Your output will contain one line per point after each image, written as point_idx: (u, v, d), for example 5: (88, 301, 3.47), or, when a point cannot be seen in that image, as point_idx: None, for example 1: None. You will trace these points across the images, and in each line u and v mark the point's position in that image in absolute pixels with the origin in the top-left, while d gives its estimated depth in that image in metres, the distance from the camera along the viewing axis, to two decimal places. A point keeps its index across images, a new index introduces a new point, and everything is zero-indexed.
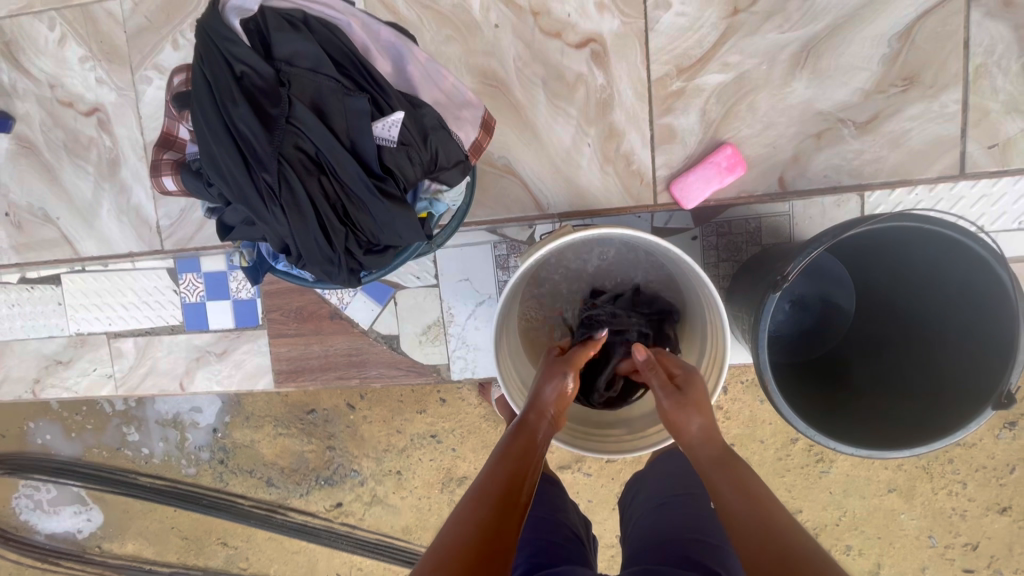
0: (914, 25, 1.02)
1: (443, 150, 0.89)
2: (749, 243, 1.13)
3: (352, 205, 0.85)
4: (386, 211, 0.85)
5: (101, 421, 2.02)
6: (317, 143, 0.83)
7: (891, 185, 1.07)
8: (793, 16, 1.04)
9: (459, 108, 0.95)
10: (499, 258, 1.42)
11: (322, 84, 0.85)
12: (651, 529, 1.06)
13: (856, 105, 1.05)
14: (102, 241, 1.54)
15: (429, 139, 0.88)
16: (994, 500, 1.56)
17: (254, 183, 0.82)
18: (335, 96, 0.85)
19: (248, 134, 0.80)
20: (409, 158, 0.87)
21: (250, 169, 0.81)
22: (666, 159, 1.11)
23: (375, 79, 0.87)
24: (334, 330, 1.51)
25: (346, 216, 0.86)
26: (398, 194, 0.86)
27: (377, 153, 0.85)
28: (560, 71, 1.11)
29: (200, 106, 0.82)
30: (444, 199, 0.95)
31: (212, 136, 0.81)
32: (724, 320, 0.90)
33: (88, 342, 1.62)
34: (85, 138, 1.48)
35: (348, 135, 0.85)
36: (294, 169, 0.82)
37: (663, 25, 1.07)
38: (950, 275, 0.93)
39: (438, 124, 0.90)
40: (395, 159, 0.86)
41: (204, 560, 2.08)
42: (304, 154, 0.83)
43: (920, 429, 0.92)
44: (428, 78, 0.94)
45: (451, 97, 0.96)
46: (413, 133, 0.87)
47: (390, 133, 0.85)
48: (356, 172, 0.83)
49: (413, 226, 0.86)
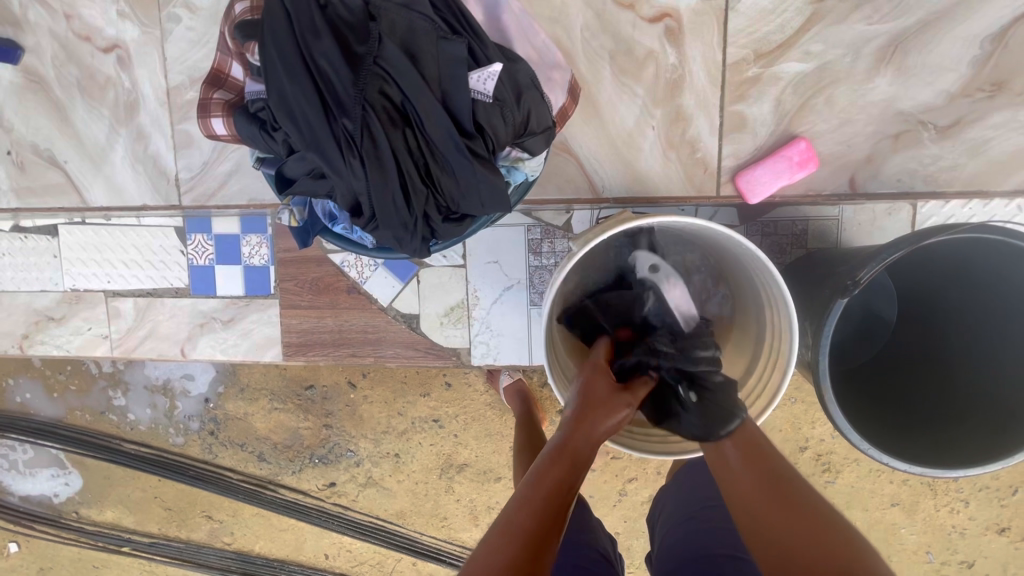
0: (1008, 28, 0.97)
1: (536, 113, 0.82)
2: (793, 246, 1.09)
3: (435, 163, 0.78)
4: (473, 174, 0.78)
5: (86, 382, 1.92)
6: (406, 91, 0.75)
7: (965, 196, 1.03)
8: (883, 7, 0.98)
9: (550, 69, 0.92)
10: (532, 242, 1.35)
11: (415, 23, 0.77)
12: (681, 546, 1.04)
13: (938, 107, 1.00)
14: (110, 191, 1.44)
15: (523, 98, 0.81)
16: (995, 521, 1.55)
17: (332, 129, 0.74)
18: (428, 38, 0.77)
19: (333, 74, 0.74)
20: (502, 117, 0.79)
21: (330, 113, 0.74)
22: (733, 149, 1.06)
23: (471, 24, 0.80)
24: (350, 304, 1.44)
25: (427, 175, 0.79)
26: (486, 156, 0.79)
27: (471, 107, 0.77)
28: (630, 46, 1.04)
29: (277, 39, 0.74)
30: (523, 167, 0.87)
31: (289, 74, 0.74)
32: (793, 322, 0.84)
33: (83, 299, 1.52)
34: (98, 78, 1.37)
35: (439, 85, 0.77)
36: (378, 117, 0.74)
37: (745, 5, 1.01)
38: (1016, 290, 0.90)
39: (532, 84, 0.82)
40: (488, 116, 0.78)
41: (186, 533, 2.01)
42: (389, 102, 0.76)
43: (972, 448, 0.91)
44: (522, 32, 0.90)
45: (542, 56, 0.92)
46: (507, 89, 0.79)
47: (486, 87, 0.77)
48: (446, 128, 0.76)
49: (499, 193, 0.80)
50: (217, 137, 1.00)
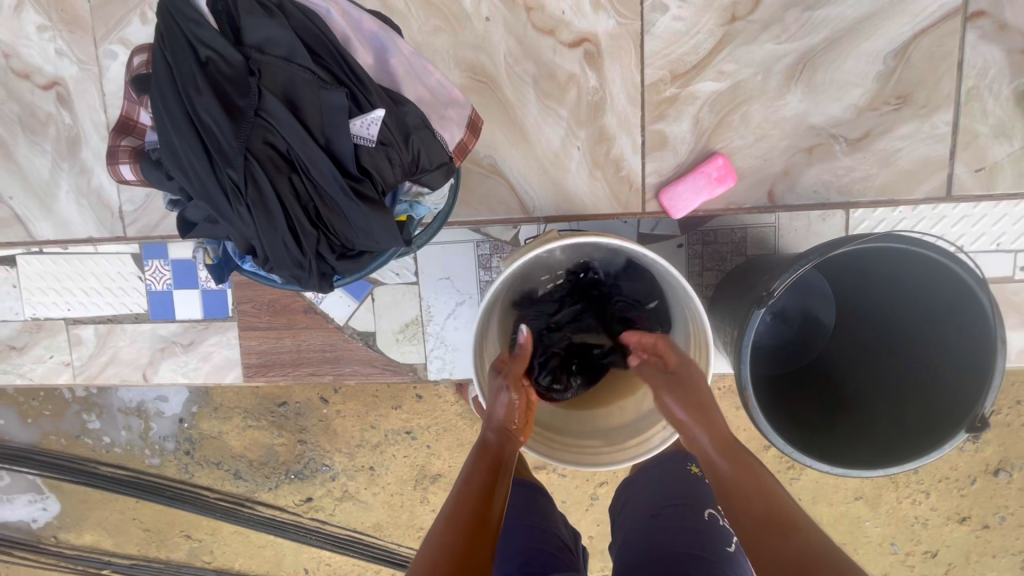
0: (909, 44, 1.01)
1: (425, 151, 0.85)
2: (733, 254, 1.12)
3: (325, 206, 0.81)
4: (363, 215, 0.81)
5: (58, 407, 1.93)
6: (290, 140, 0.78)
7: (876, 204, 1.07)
8: (790, 27, 1.02)
9: (444, 107, 0.93)
10: (481, 257, 1.37)
11: (296, 75, 0.80)
12: (639, 544, 1.05)
13: (849, 121, 1.04)
14: (62, 221, 1.45)
15: (410, 139, 0.84)
16: (955, 510, 1.59)
17: (218, 180, 0.77)
18: (309, 89, 0.80)
19: (213, 127, 0.76)
20: (389, 159, 0.83)
21: (214, 164, 0.76)
22: (656, 166, 1.09)
23: (354, 71, 0.83)
24: (308, 324, 1.46)
25: (319, 218, 0.82)
26: (376, 196, 0.82)
27: (354, 152, 0.80)
28: (552, 70, 1.07)
29: (162, 95, 0.77)
30: (424, 201, 0.92)
31: (173, 130, 0.76)
32: (708, 334, 0.88)
33: (44, 328, 1.53)
34: (44, 113, 1.39)
35: (323, 133, 0.80)
36: (262, 166, 0.77)
37: (659, 28, 1.05)
38: (930, 296, 0.93)
39: (421, 124, 0.87)
40: (374, 160, 0.82)
41: (166, 553, 2.02)
42: (274, 151, 0.79)
43: (890, 447, 0.94)
44: (412, 73, 0.91)
45: (436, 94, 0.93)
46: (393, 132, 0.83)
47: (369, 131, 0.81)
48: (330, 173, 0.79)
49: (391, 231, 0.83)
50: (128, 181, 1.01)
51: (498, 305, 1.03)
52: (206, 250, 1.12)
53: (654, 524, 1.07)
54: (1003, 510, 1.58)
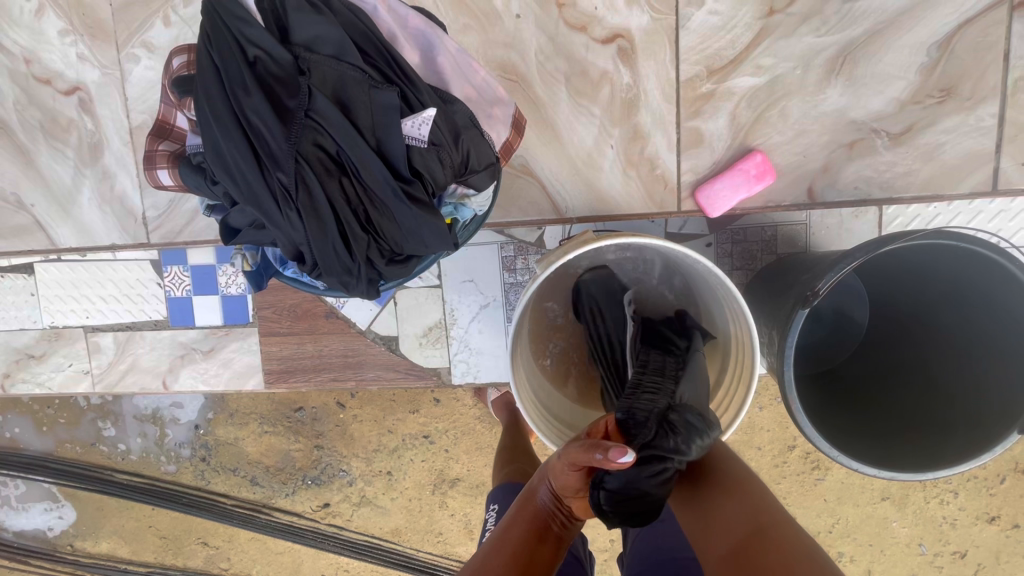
0: (954, 34, 0.98)
1: (475, 151, 0.84)
2: (764, 252, 1.10)
3: (374, 209, 0.79)
4: (414, 217, 0.79)
5: (74, 415, 1.91)
6: (339, 141, 0.76)
7: (919, 200, 1.04)
8: (830, 19, 1.00)
9: (490, 105, 0.93)
10: (506, 259, 1.35)
11: (346, 74, 0.78)
12: (648, 550, 1.01)
13: (890, 115, 1.02)
14: (81, 228, 1.43)
15: (460, 139, 0.83)
16: (984, 510, 1.56)
17: (268, 183, 0.75)
18: (360, 89, 0.78)
19: (263, 130, 0.74)
20: (440, 159, 0.81)
21: (264, 167, 0.74)
22: (692, 164, 1.07)
23: (404, 70, 0.81)
24: (329, 329, 1.44)
25: (368, 221, 0.80)
26: (426, 198, 0.80)
27: (406, 152, 0.79)
28: (584, 67, 1.05)
29: (208, 96, 0.75)
30: (470, 203, 0.88)
31: (221, 134, 0.75)
32: (752, 336, 0.86)
33: (63, 335, 1.52)
34: (65, 119, 1.37)
35: (374, 134, 0.78)
36: (313, 169, 0.75)
37: (695, 22, 1.02)
38: (978, 293, 0.90)
39: (470, 124, 0.85)
40: (426, 160, 0.80)
41: (183, 560, 2.00)
42: (324, 153, 0.77)
43: (937, 448, 0.91)
44: (459, 71, 0.90)
45: (481, 93, 0.93)
46: (443, 132, 0.81)
47: (420, 131, 0.79)
48: (381, 174, 0.77)
49: (440, 233, 0.80)
50: (164, 186, 1.02)
51: (530, 312, 1.02)
52: (236, 259, 1.10)
53: (661, 528, 1.02)
54: None
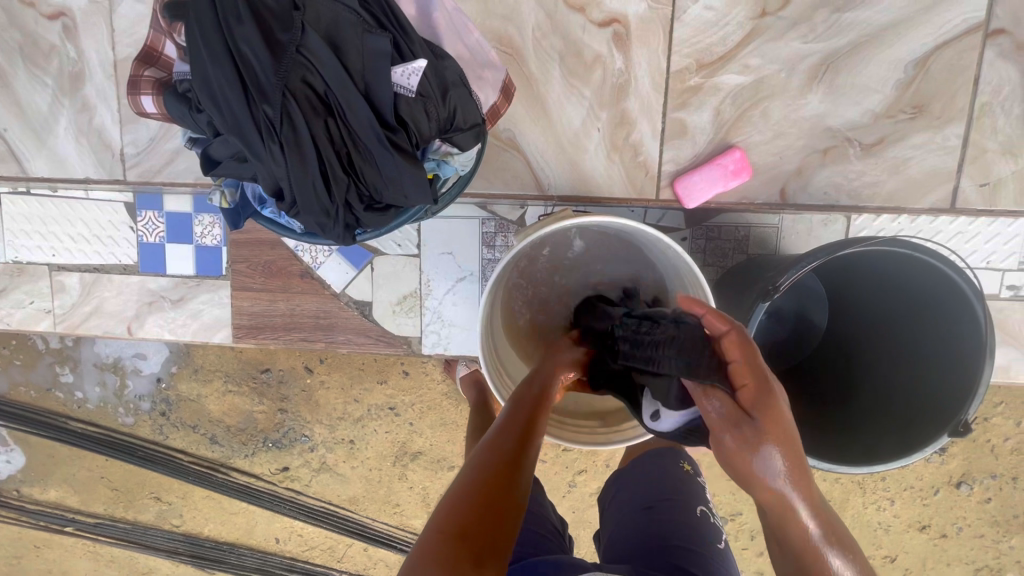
0: (930, 55, 1.03)
1: (462, 108, 0.85)
2: (735, 251, 1.13)
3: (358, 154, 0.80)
4: (396, 166, 0.80)
5: (31, 357, 1.87)
6: (328, 80, 0.77)
7: (880, 211, 1.09)
8: (818, 27, 1.03)
9: (481, 67, 0.96)
10: (485, 235, 1.37)
11: (341, 15, 0.78)
12: (634, 532, 1.07)
13: (864, 126, 1.06)
14: (55, 161, 1.40)
15: (448, 95, 0.83)
16: (917, 518, 1.65)
17: (253, 115, 0.75)
18: (353, 32, 0.78)
19: (253, 61, 0.74)
20: (426, 111, 0.81)
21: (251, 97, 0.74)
22: (674, 154, 1.10)
23: (398, 19, 0.82)
24: (303, 289, 1.44)
25: (350, 165, 0.80)
26: (410, 149, 0.81)
27: (394, 101, 0.79)
28: (579, 48, 1.06)
29: (200, 19, 0.75)
30: (452, 161, 0.90)
31: (209, 59, 0.74)
32: None
33: (26, 272, 1.48)
34: (47, 45, 1.33)
35: (363, 78, 0.78)
36: (300, 106, 0.76)
37: (689, 16, 1.05)
38: (932, 303, 0.95)
39: (459, 81, 0.85)
40: (411, 112, 0.80)
41: (134, 514, 1.98)
42: (311, 91, 0.77)
43: (878, 447, 0.97)
44: (453, 29, 0.93)
45: (474, 55, 0.96)
46: (432, 85, 0.82)
47: (409, 82, 0.80)
48: (367, 119, 0.78)
49: (421, 185, 0.81)
50: (148, 115, 0.98)
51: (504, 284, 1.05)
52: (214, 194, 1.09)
53: (648, 515, 1.08)
54: (961, 521, 1.64)
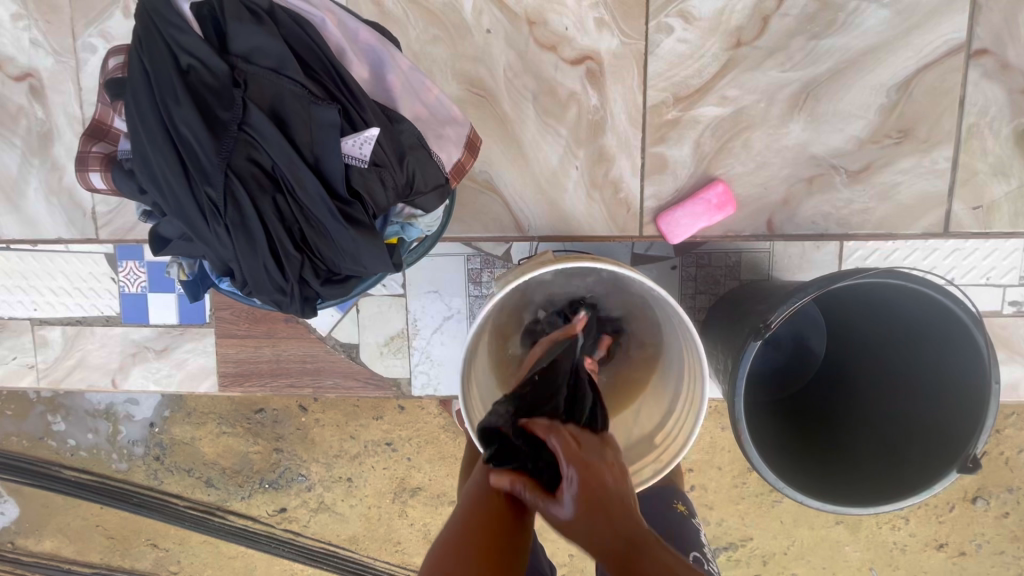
0: (912, 79, 1.01)
1: (420, 172, 0.84)
2: (727, 277, 1.10)
3: (311, 228, 0.79)
4: (351, 240, 0.78)
5: (22, 407, 1.83)
6: (274, 157, 0.76)
7: (875, 237, 1.06)
8: (796, 55, 1.01)
9: (442, 125, 0.91)
10: (471, 271, 1.34)
11: (285, 88, 0.78)
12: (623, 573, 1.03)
13: (850, 152, 1.03)
14: (26, 223, 1.38)
15: (405, 161, 0.83)
16: (933, 536, 1.58)
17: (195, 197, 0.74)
18: (298, 103, 0.78)
19: (192, 142, 0.72)
20: (382, 181, 0.81)
21: (192, 180, 0.73)
22: (655, 189, 1.07)
23: (349, 87, 0.81)
24: (288, 334, 1.41)
25: (304, 240, 0.79)
26: (366, 221, 0.80)
27: (345, 172, 0.78)
28: (552, 86, 1.04)
29: (137, 101, 0.74)
30: (417, 223, 0.91)
31: (147, 142, 0.73)
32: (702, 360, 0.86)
33: (8, 327, 1.47)
34: (13, 106, 1.32)
35: (312, 150, 0.78)
36: (245, 184, 0.75)
37: (663, 49, 1.03)
38: (929, 333, 0.92)
39: (416, 144, 0.85)
40: (365, 182, 0.80)
41: (130, 563, 1.93)
42: (258, 167, 0.76)
43: (881, 482, 0.93)
44: (410, 90, 0.89)
45: (433, 112, 0.91)
46: (387, 153, 0.81)
47: (362, 151, 0.79)
48: (318, 194, 0.76)
49: (380, 256, 0.80)
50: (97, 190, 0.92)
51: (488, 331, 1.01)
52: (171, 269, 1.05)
53: None
54: (980, 537, 1.56)
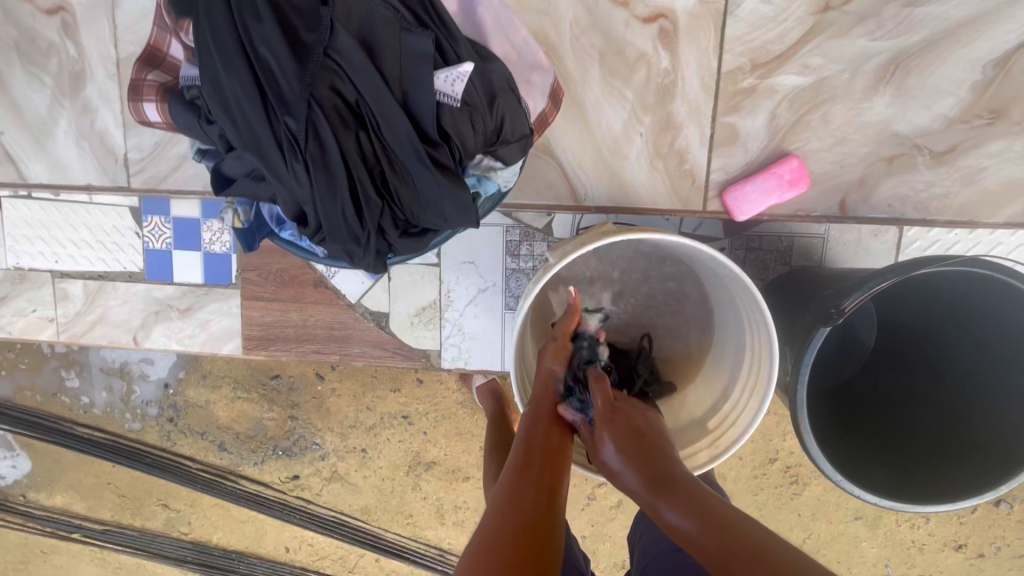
0: (1012, 54, 0.94)
1: (509, 118, 0.82)
2: (777, 262, 1.06)
3: (392, 170, 0.77)
4: (436, 184, 0.77)
5: (36, 360, 1.80)
6: (359, 88, 0.74)
7: (952, 224, 1.01)
8: (887, 23, 0.94)
9: (529, 71, 0.93)
10: (510, 244, 1.29)
11: (377, 15, 0.76)
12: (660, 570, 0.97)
13: (934, 132, 0.97)
14: (56, 166, 1.33)
15: (495, 103, 0.81)
16: (953, 537, 1.55)
17: (274, 128, 0.71)
18: (391, 33, 0.76)
19: (276, 68, 0.70)
20: (471, 123, 0.79)
21: (273, 111, 0.70)
22: (723, 162, 1.01)
23: (442, 19, 0.80)
24: (316, 298, 1.37)
25: (384, 183, 0.77)
26: (452, 165, 0.79)
27: (436, 109, 0.76)
28: (621, 46, 0.98)
29: (217, 19, 0.71)
30: (495, 177, 0.87)
31: (226, 67, 0.70)
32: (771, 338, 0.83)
33: (29, 279, 1.43)
34: (44, 42, 1.26)
35: (400, 84, 0.75)
36: (327, 116, 0.72)
37: (745, 11, 0.96)
38: (1005, 330, 0.88)
39: (506, 87, 0.83)
40: (454, 121, 0.77)
41: (140, 522, 1.92)
42: (340, 99, 0.73)
43: (937, 482, 0.90)
44: (500, 27, 0.90)
45: (521, 55, 0.92)
46: (478, 93, 0.80)
47: (454, 89, 0.77)
48: (405, 132, 0.74)
49: (464, 202, 0.79)
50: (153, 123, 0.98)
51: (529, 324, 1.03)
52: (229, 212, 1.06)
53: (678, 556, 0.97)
54: (1000, 541, 1.53)
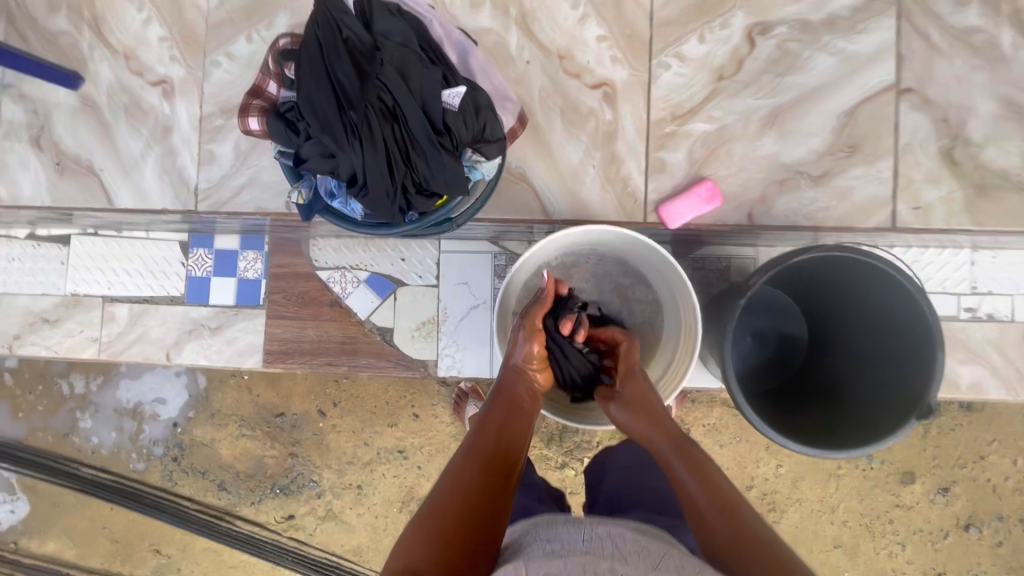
0: (856, 108, 1.29)
1: (491, 124, 1.13)
2: (719, 280, 1.32)
3: (415, 151, 1.07)
4: (444, 161, 1.08)
5: (53, 403, 1.89)
6: (396, 97, 1.06)
7: (837, 230, 1.29)
8: (766, 87, 1.29)
9: (503, 101, 1.25)
10: (497, 267, 1.55)
11: (408, 56, 1.07)
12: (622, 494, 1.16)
13: (811, 161, 1.29)
14: (139, 194, 1.61)
15: (481, 113, 1.12)
16: (932, 565, 1.58)
17: (343, 118, 1.05)
18: (417, 66, 1.07)
19: (345, 82, 1.04)
20: (465, 123, 1.10)
21: (343, 108, 1.04)
22: (657, 186, 1.31)
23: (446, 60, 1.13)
24: (331, 317, 1.59)
25: (409, 159, 1.08)
26: (453, 149, 1.09)
27: (442, 112, 1.08)
28: (575, 103, 1.32)
29: (309, 55, 1.06)
30: (481, 167, 1.16)
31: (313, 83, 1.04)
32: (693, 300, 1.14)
33: (81, 303, 1.65)
34: (147, 105, 1.61)
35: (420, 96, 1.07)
36: (374, 114, 1.04)
37: (663, 79, 1.31)
38: (884, 312, 1.12)
39: (489, 104, 1.14)
40: (454, 122, 1.09)
41: (129, 569, 1.92)
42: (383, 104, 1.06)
43: (855, 438, 1.08)
44: (484, 73, 1.22)
45: (498, 92, 1.24)
46: (469, 104, 1.11)
47: (454, 101, 1.09)
48: (422, 125, 1.06)
49: (461, 175, 1.09)
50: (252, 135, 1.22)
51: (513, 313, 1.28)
52: None
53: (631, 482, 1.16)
54: (976, 568, 1.57)
